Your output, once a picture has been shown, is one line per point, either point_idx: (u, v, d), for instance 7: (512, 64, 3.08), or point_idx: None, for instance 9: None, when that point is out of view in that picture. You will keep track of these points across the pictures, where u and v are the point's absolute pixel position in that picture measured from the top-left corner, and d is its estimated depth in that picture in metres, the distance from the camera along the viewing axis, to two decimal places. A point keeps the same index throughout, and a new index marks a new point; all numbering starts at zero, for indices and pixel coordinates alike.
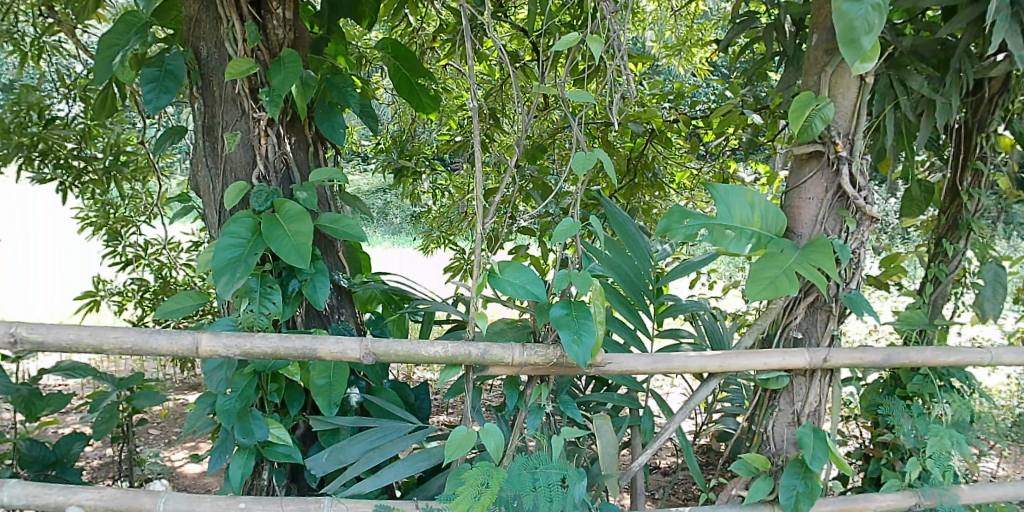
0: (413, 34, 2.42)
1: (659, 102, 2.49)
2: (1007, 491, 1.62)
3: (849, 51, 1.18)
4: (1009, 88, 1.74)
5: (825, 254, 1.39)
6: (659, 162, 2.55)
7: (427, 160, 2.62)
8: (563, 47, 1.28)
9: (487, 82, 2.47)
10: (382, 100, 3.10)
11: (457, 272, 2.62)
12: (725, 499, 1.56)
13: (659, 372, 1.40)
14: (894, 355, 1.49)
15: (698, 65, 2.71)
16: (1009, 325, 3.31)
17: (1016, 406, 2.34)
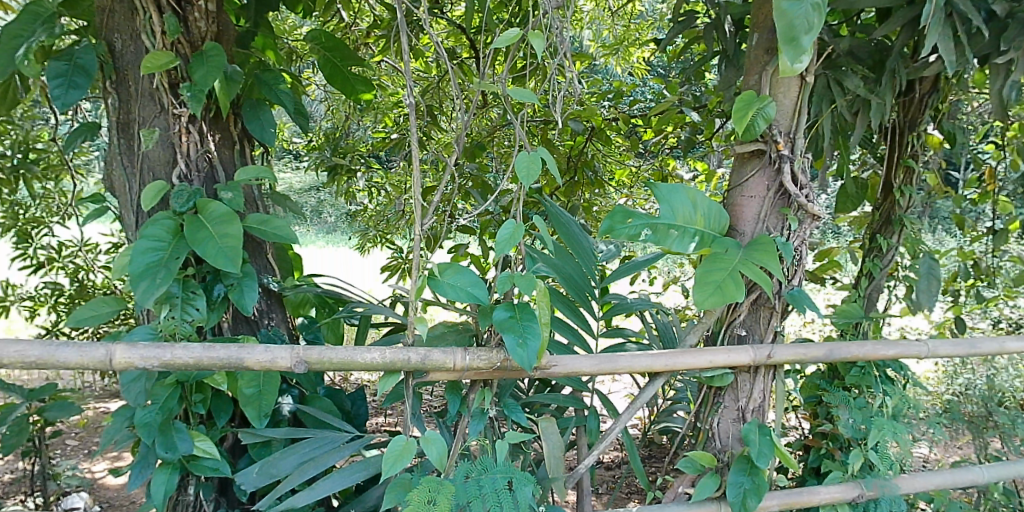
0: (346, 29, 2.30)
1: (599, 101, 2.44)
2: (945, 478, 1.60)
3: (788, 48, 1.24)
4: (940, 88, 1.62)
5: (768, 253, 1.40)
6: (598, 160, 2.46)
7: (361, 158, 2.53)
8: (504, 43, 1.24)
9: (423, 80, 2.38)
10: (312, 96, 2.98)
11: (394, 271, 2.52)
12: (671, 497, 1.54)
13: (604, 373, 1.40)
14: (835, 350, 1.50)
15: (636, 64, 2.65)
16: (934, 315, 3.44)
17: (941, 391, 2.42)
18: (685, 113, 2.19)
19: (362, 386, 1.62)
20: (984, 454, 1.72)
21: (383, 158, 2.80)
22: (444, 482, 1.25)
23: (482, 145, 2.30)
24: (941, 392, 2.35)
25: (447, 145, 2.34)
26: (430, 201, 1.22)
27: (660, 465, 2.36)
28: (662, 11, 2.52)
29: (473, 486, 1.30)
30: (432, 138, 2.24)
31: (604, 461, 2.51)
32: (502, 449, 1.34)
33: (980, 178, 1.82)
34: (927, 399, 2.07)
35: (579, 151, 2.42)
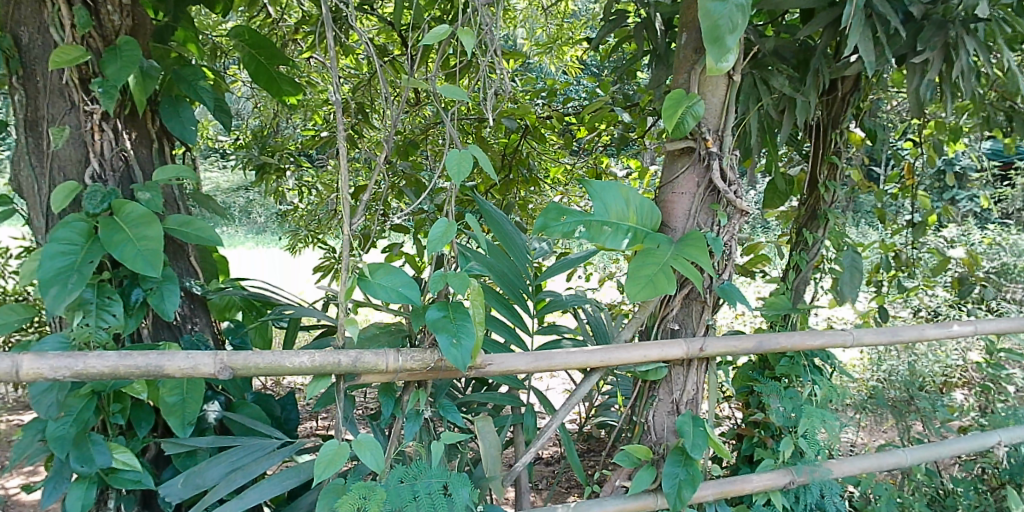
0: (272, 25, 2.21)
1: (533, 98, 2.41)
2: (873, 460, 1.60)
3: (713, 48, 1.25)
4: (860, 88, 1.64)
5: (699, 248, 1.42)
6: (534, 158, 2.46)
7: (291, 157, 2.47)
8: (432, 40, 1.22)
9: (354, 77, 2.33)
10: (238, 93, 2.89)
11: (326, 271, 2.46)
12: (609, 491, 1.54)
13: (540, 371, 1.40)
14: (765, 341, 1.52)
15: (570, 63, 2.63)
16: (859, 305, 3.57)
17: (864, 378, 2.50)
18: (618, 112, 2.18)
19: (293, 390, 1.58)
20: (907, 437, 1.73)
21: (313, 156, 2.72)
22: (377, 487, 1.24)
23: (415, 143, 2.24)
24: (863, 378, 2.44)
25: (379, 143, 2.28)
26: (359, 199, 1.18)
27: (597, 459, 2.37)
28: (594, 10, 2.51)
29: (408, 489, 1.28)
30: (364, 137, 2.18)
31: (544, 456, 2.49)
32: (437, 451, 1.32)
33: (900, 174, 1.87)
34: (853, 386, 2.13)
35: (514, 148, 2.41)
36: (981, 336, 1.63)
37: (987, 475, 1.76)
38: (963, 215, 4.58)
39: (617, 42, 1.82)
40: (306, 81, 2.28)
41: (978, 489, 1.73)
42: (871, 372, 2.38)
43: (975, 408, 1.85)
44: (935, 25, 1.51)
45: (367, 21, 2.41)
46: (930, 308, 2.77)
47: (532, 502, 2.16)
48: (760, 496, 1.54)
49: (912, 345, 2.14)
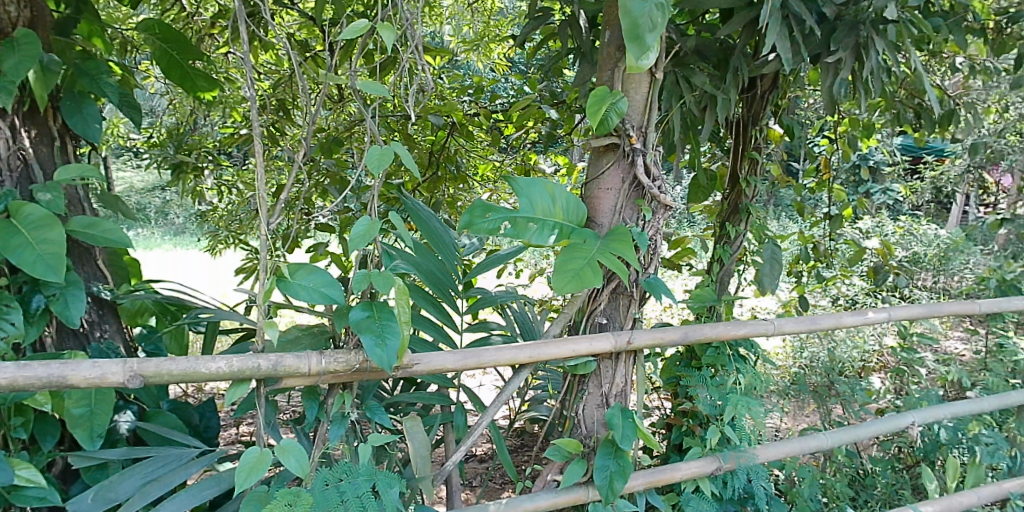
0: (187, 18, 2.12)
1: (459, 96, 2.35)
2: (796, 444, 1.63)
3: (634, 46, 1.29)
4: (778, 86, 1.67)
5: (624, 243, 1.43)
6: (462, 155, 2.40)
7: (209, 155, 2.38)
8: (351, 35, 1.16)
9: (274, 73, 2.24)
10: (151, 89, 2.76)
11: (249, 273, 2.37)
12: (540, 486, 1.51)
13: (468, 368, 1.39)
14: (690, 332, 1.54)
15: (497, 61, 2.60)
16: (780, 295, 3.70)
17: (783, 365, 2.58)
18: (545, 110, 2.17)
19: (212, 397, 1.53)
20: (828, 421, 1.75)
21: (232, 154, 2.63)
22: (302, 492, 1.20)
23: (339, 141, 2.17)
24: (781, 365, 2.51)
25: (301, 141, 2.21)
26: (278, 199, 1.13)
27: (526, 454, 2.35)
28: (521, 8, 2.50)
29: (334, 493, 1.25)
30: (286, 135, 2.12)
31: (476, 454, 2.45)
32: (365, 453, 1.30)
33: (817, 168, 1.93)
34: (775, 373, 2.18)
35: (440, 146, 2.32)
36: (894, 323, 1.68)
37: (902, 454, 1.81)
38: (874, 209, 4.80)
39: (542, 38, 1.81)
40: (223, 77, 2.19)
41: (895, 467, 1.78)
42: (788, 359, 2.46)
43: (890, 391, 1.91)
44: (846, 26, 1.56)
45: (288, 16, 2.34)
46: (848, 297, 2.87)
47: (465, 500, 2.13)
48: (688, 483, 1.56)
49: (830, 332, 2.20)
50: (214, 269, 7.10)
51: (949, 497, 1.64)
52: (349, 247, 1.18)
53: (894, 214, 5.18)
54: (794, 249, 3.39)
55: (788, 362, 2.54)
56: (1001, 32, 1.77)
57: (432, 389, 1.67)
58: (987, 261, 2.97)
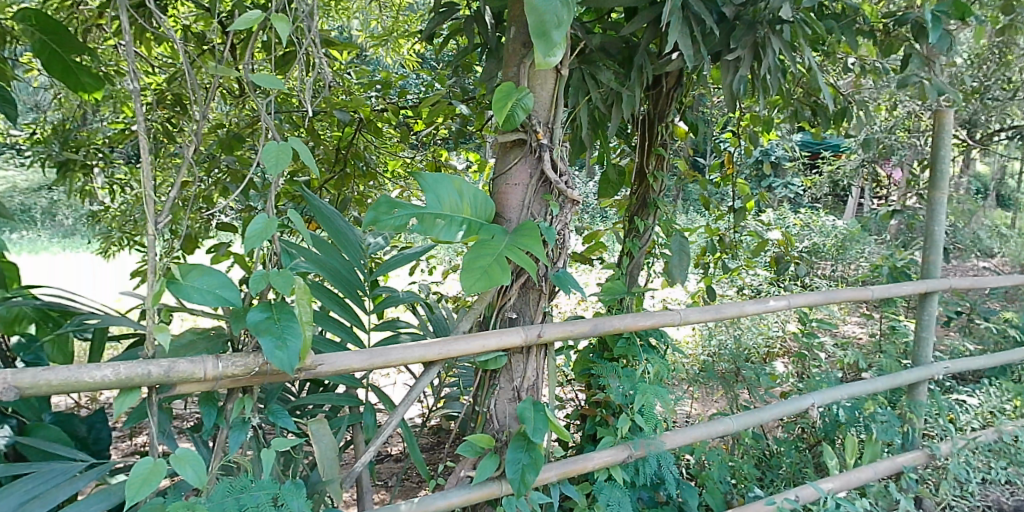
0: (70, 7, 1.98)
1: (366, 91, 2.22)
2: (705, 430, 1.66)
3: (541, 42, 1.27)
4: (683, 83, 1.72)
5: (532, 238, 1.43)
6: (370, 152, 2.34)
7: (99, 153, 2.25)
8: (243, 26, 1.09)
9: (170, 67, 2.13)
10: (33, 83, 2.59)
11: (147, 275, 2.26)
12: (454, 483, 1.51)
13: (376, 367, 1.36)
14: (600, 324, 1.57)
15: (407, 56, 2.55)
16: (689, 285, 3.83)
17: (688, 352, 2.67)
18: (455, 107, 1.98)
19: (101, 408, 1.46)
20: (735, 406, 1.80)
21: (125, 150, 2.50)
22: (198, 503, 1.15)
23: (242, 137, 2.06)
24: (687, 352, 2.60)
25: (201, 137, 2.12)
26: (164, 198, 1.07)
27: (438, 452, 2.31)
28: (429, 3, 2.45)
29: (233, 502, 1.20)
30: (185, 132, 2.04)
31: (392, 453, 2.42)
32: (269, 459, 1.24)
33: (722, 162, 2.00)
34: (685, 361, 2.24)
35: (348, 142, 2.26)
36: (793, 310, 1.75)
37: (805, 434, 1.90)
38: (777, 202, 5.03)
39: (449, 33, 1.77)
40: (113, 70, 2.06)
41: (798, 447, 1.85)
42: (692, 347, 2.54)
43: (792, 374, 1.99)
44: (745, 26, 1.58)
45: (184, 7, 2.22)
46: (753, 286, 2.98)
47: (380, 500, 2.10)
48: (600, 471, 1.58)
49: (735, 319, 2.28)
50: (121, 274, 6.75)
51: (849, 473, 1.71)
52: (246, 246, 1.12)
53: (795, 207, 5.45)
54: (701, 241, 3.51)
55: (692, 349, 2.63)
56: (888, 33, 1.83)
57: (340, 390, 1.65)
58: (879, 249, 3.25)
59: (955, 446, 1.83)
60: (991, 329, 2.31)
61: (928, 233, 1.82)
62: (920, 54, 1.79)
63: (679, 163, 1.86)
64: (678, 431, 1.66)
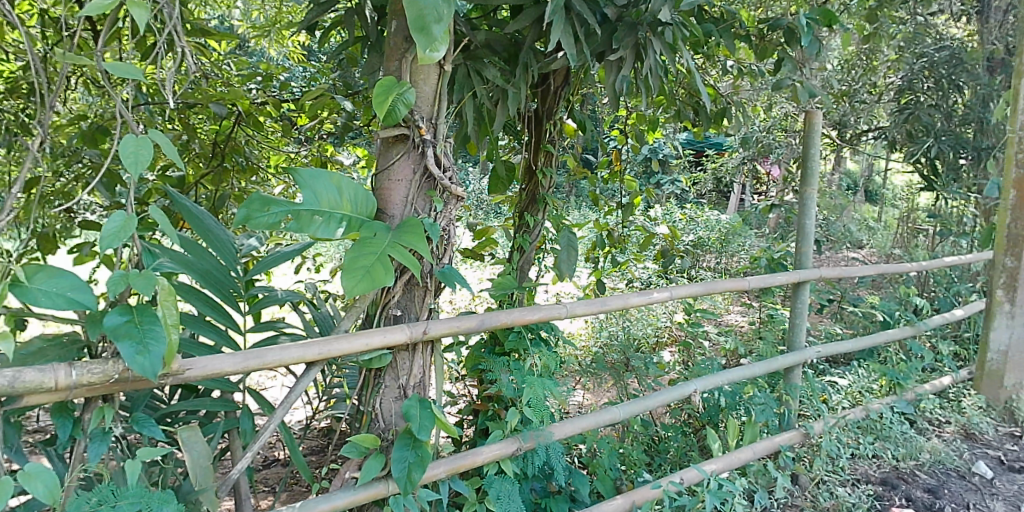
0: None
1: (245, 83, 2.16)
2: (593, 420, 1.69)
3: (421, 36, 1.22)
4: (569, 82, 1.77)
5: (415, 235, 1.40)
6: (252, 146, 2.26)
7: None
8: (94, 11, 0.97)
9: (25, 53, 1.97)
10: None
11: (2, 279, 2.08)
12: (338, 484, 1.48)
13: (252, 371, 1.27)
14: (487, 319, 1.56)
15: (292, 48, 2.49)
16: (582, 279, 3.95)
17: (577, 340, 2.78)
18: (339, 101, 1.93)
19: None
20: (624, 394, 1.86)
21: None
22: None
23: (109, 129, 1.95)
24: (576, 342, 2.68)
25: (65, 130, 1.97)
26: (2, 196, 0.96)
27: (323, 455, 2.21)
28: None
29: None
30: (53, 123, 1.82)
31: (279, 458, 2.32)
32: (134, 469, 1.15)
33: (610, 160, 2.07)
34: (577, 352, 2.31)
35: (227, 136, 2.17)
36: (675, 301, 1.81)
37: (691, 419, 1.99)
38: (667, 199, 5.29)
39: (331, 26, 1.71)
40: None
41: (684, 431, 1.94)
42: (581, 338, 2.63)
43: (678, 362, 2.09)
44: (626, 27, 1.61)
45: None
46: (641, 278, 3.10)
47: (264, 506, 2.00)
48: (490, 466, 1.58)
49: (625, 311, 2.36)
50: None
51: (729, 454, 1.79)
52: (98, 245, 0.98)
53: (683, 202, 5.75)
54: (590, 236, 3.63)
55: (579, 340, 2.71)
56: (763, 37, 1.93)
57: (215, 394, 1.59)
58: (758, 243, 3.61)
59: (827, 424, 1.98)
60: (858, 314, 2.51)
61: (799, 226, 1.93)
62: (792, 58, 1.90)
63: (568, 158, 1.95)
64: (567, 420, 1.69)
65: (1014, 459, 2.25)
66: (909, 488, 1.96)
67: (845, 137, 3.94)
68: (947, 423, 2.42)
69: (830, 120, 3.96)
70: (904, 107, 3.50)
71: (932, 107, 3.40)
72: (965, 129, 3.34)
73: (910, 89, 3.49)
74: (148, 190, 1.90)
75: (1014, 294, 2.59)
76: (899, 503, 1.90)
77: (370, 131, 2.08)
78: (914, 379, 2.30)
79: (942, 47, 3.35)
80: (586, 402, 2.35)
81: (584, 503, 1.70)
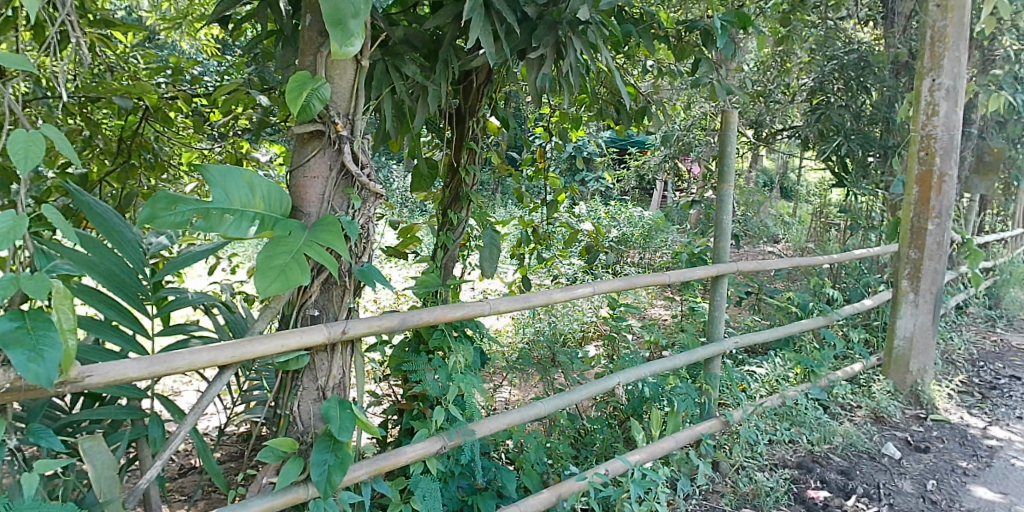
0: None
1: (153, 77, 2.08)
2: (516, 416, 1.69)
3: (337, 31, 1.17)
4: (492, 80, 1.77)
5: (332, 233, 1.36)
6: (161, 143, 2.19)
7: None
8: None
9: None
10: None
11: None
12: (255, 491, 1.42)
13: (160, 376, 1.18)
14: (408, 317, 1.54)
15: (205, 42, 2.40)
16: (509, 275, 4.00)
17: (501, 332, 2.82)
18: (254, 96, 1.88)
19: None
20: (550, 389, 1.88)
21: None
22: None
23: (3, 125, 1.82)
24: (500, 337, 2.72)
25: None
26: None
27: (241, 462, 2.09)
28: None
29: None
30: None
31: (192, 465, 2.19)
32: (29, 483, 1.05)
33: (534, 157, 2.11)
34: (504, 348, 2.33)
35: (133, 132, 2.08)
36: (598, 296, 1.83)
37: (615, 411, 2.03)
38: (592, 195, 5.40)
39: (243, 18, 1.65)
40: None
41: (610, 424, 1.98)
42: (505, 333, 2.66)
43: (604, 356, 2.13)
44: (546, 25, 1.60)
45: None
46: (567, 274, 3.16)
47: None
48: (415, 465, 1.56)
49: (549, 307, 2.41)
50: None
51: (652, 444, 1.83)
52: None
53: (609, 200, 5.89)
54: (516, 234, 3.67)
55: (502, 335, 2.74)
56: (681, 38, 1.97)
57: (121, 401, 1.53)
58: (679, 238, 3.80)
59: (745, 412, 2.07)
60: (773, 305, 2.63)
61: (717, 222, 2.00)
62: (709, 59, 1.96)
63: (492, 155, 1.97)
64: (493, 417, 1.69)
65: (918, 439, 2.40)
66: (823, 470, 2.06)
67: (760, 136, 4.11)
68: (858, 407, 2.56)
69: (747, 120, 4.13)
70: (816, 107, 3.65)
71: (842, 107, 3.56)
72: (873, 129, 3.54)
73: (821, 90, 3.65)
74: (47, 188, 1.80)
75: (917, 284, 2.76)
76: (814, 485, 1.99)
77: (288, 127, 2.04)
78: (827, 366, 2.42)
79: (851, 51, 3.54)
80: (512, 398, 2.37)
81: (511, 498, 1.71)
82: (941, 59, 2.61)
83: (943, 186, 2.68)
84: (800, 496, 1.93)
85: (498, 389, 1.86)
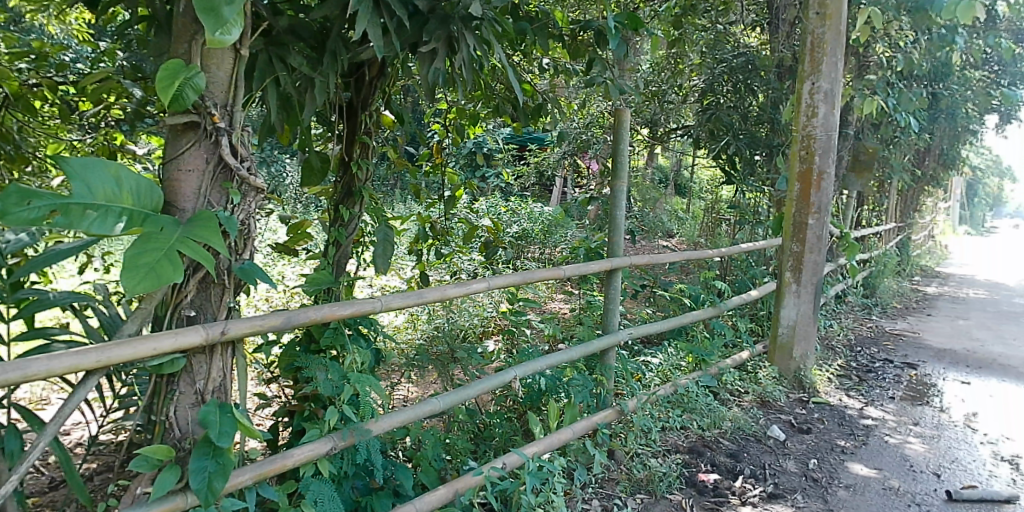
0: None
1: (13, 62, 1.95)
2: (409, 413, 1.68)
3: (209, 18, 1.12)
4: (385, 73, 1.75)
5: (208, 228, 1.28)
6: (21, 132, 2.05)
7: None
8: None
9: None
10: None
11: None
12: (128, 503, 1.35)
13: (12, 385, 1.05)
14: (293, 316, 1.49)
15: (75, 26, 2.26)
16: (411, 271, 3.99)
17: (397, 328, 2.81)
18: (127, 87, 1.79)
19: None
20: (449, 385, 1.89)
21: None
22: None
23: None
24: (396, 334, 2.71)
25: None
26: None
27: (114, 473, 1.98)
28: None
29: None
30: None
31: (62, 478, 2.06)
32: None
33: (431, 152, 2.19)
34: (403, 345, 2.33)
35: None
36: (495, 290, 1.83)
37: (515, 405, 2.05)
38: (493, 191, 5.44)
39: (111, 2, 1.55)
40: None
41: (510, 417, 2.00)
42: (403, 329, 2.65)
43: (502, 350, 2.16)
44: (438, 20, 1.59)
45: None
46: (467, 270, 3.19)
47: None
48: (305, 468, 1.50)
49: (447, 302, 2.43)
50: None
51: (549, 436, 1.86)
52: None
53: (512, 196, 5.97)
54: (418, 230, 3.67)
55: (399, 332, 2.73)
56: (575, 37, 2.01)
57: None
58: (578, 233, 3.91)
59: (639, 401, 2.15)
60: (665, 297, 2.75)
61: (612, 218, 2.06)
62: (602, 59, 2.02)
63: (387, 150, 1.99)
64: (388, 415, 1.66)
65: (801, 421, 2.57)
66: (713, 454, 2.17)
67: (655, 135, 4.27)
68: (746, 392, 2.73)
69: (645, 119, 4.30)
70: (707, 107, 3.84)
71: (731, 107, 3.77)
72: (759, 129, 3.77)
73: (711, 92, 3.85)
74: None
75: (799, 275, 2.95)
76: (704, 469, 2.09)
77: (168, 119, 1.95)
78: (715, 354, 2.55)
79: (739, 55, 3.74)
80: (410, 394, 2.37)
81: (408, 496, 1.70)
82: (820, 64, 2.79)
83: (822, 183, 2.87)
84: (692, 479, 2.02)
85: (394, 386, 1.86)
